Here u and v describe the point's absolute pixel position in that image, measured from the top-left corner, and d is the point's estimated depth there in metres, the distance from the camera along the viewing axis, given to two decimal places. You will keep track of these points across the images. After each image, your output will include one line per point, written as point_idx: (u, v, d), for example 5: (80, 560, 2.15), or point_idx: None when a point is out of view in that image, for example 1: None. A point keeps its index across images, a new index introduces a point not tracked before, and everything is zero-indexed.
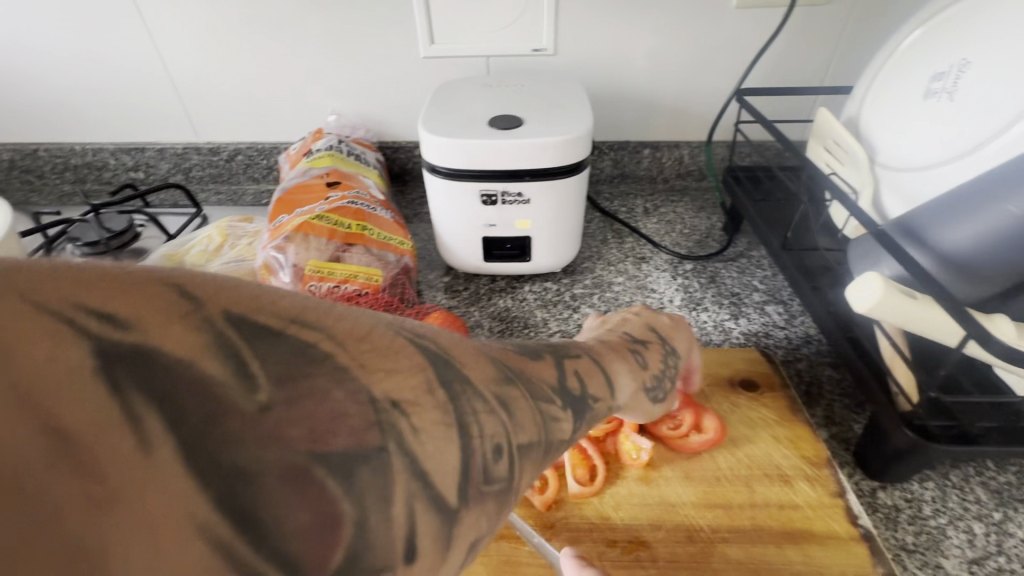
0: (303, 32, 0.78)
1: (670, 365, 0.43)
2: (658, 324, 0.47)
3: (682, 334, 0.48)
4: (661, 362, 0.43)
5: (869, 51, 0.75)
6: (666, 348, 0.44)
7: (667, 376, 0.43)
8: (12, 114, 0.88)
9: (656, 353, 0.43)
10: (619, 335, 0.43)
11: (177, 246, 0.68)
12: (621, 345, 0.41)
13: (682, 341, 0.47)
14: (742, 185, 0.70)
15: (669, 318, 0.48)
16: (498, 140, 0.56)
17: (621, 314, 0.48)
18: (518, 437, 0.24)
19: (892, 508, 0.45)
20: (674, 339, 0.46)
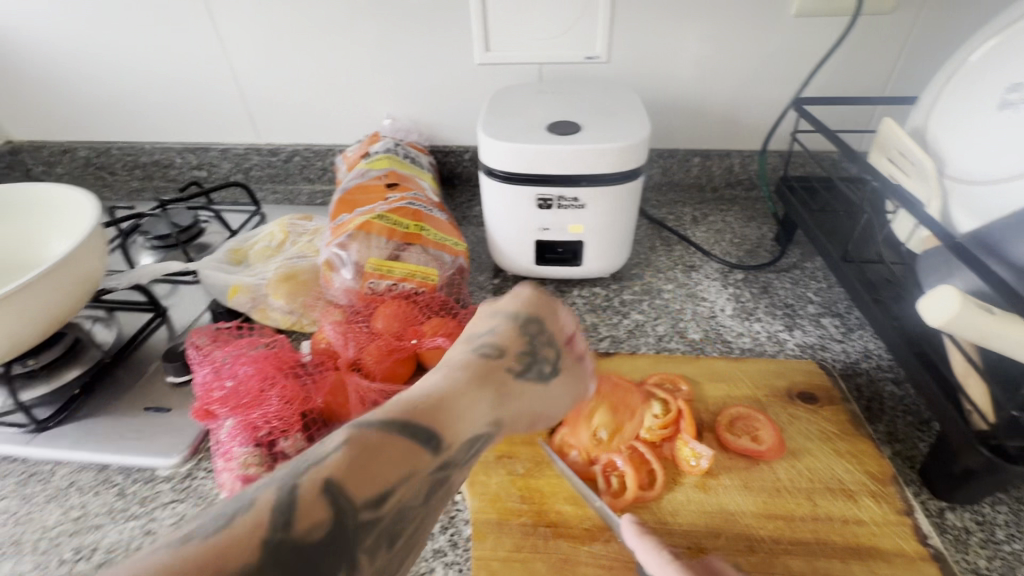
0: (363, 40, 0.81)
1: (547, 348, 0.43)
2: (512, 308, 0.45)
3: (549, 313, 0.45)
4: (529, 353, 0.42)
5: (934, 61, 0.73)
6: (535, 337, 0.43)
7: (546, 361, 0.42)
8: (90, 114, 0.94)
9: (516, 342, 0.41)
10: (468, 343, 0.41)
11: (242, 242, 0.71)
12: (469, 361, 0.39)
13: (551, 325, 0.45)
14: (797, 195, 0.69)
15: (524, 298, 0.46)
16: (557, 145, 0.57)
17: (488, 310, 0.45)
18: (421, 476, 0.30)
19: (962, 530, 0.43)
20: (540, 321, 0.44)
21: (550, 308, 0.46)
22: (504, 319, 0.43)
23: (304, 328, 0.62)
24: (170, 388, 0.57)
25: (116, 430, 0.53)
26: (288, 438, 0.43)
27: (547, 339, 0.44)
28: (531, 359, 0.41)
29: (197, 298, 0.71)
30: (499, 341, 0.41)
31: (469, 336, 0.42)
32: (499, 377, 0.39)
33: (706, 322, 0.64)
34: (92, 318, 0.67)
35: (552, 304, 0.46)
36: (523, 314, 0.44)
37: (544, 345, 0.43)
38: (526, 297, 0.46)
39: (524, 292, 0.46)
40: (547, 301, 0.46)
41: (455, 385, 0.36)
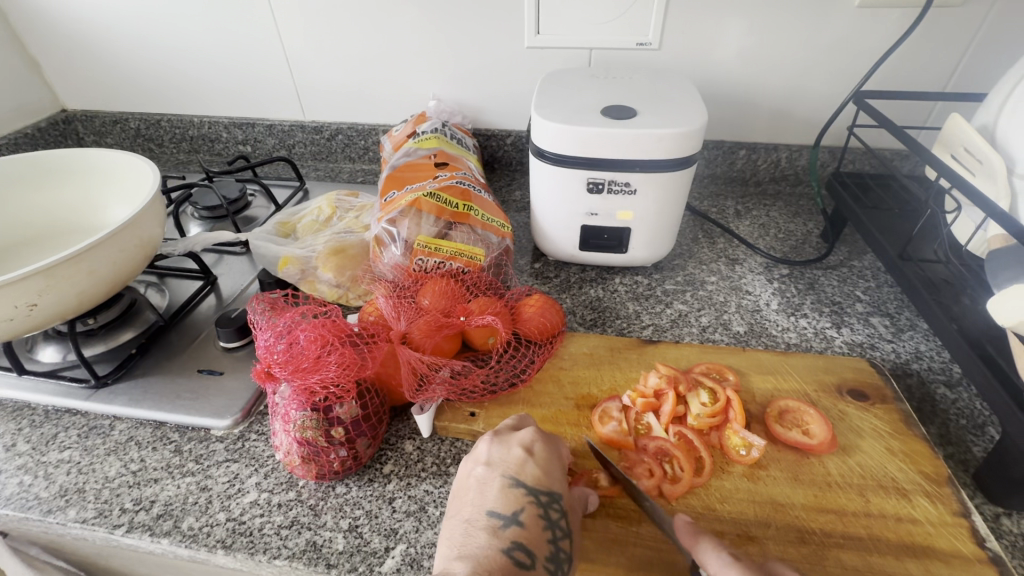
0: (414, 19, 0.81)
1: (562, 528, 0.39)
2: (521, 472, 0.41)
3: (556, 472, 0.42)
4: (547, 545, 0.38)
5: (1004, 58, 0.70)
6: (550, 516, 0.40)
7: (563, 552, 0.38)
8: (142, 86, 0.96)
9: (538, 535, 0.39)
10: (493, 531, 0.38)
11: (289, 215, 0.72)
12: (495, 566, 0.37)
13: (554, 484, 0.41)
14: (850, 191, 0.68)
15: (534, 458, 0.42)
16: (612, 129, 0.57)
17: (483, 472, 0.42)
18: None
19: (1019, 536, 0.42)
20: (548, 488, 0.41)
21: (557, 461, 0.43)
22: (518, 491, 0.40)
23: (350, 302, 0.63)
24: (222, 353, 0.59)
25: (172, 390, 0.54)
26: (343, 404, 0.44)
27: (562, 518, 0.40)
28: (545, 554, 0.38)
29: (244, 268, 0.73)
30: (524, 534, 0.39)
31: (474, 518, 0.39)
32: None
33: (750, 315, 0.64)
34: (145, 283, 0.69)
35: (557, 458, 0.43)
36: (533, 489, 0.41)
37: (561, 533, 0.39)
38: (538, 456, 0.42)
39: (531, 446, 0.43)
40: (550, 453, 0.44)
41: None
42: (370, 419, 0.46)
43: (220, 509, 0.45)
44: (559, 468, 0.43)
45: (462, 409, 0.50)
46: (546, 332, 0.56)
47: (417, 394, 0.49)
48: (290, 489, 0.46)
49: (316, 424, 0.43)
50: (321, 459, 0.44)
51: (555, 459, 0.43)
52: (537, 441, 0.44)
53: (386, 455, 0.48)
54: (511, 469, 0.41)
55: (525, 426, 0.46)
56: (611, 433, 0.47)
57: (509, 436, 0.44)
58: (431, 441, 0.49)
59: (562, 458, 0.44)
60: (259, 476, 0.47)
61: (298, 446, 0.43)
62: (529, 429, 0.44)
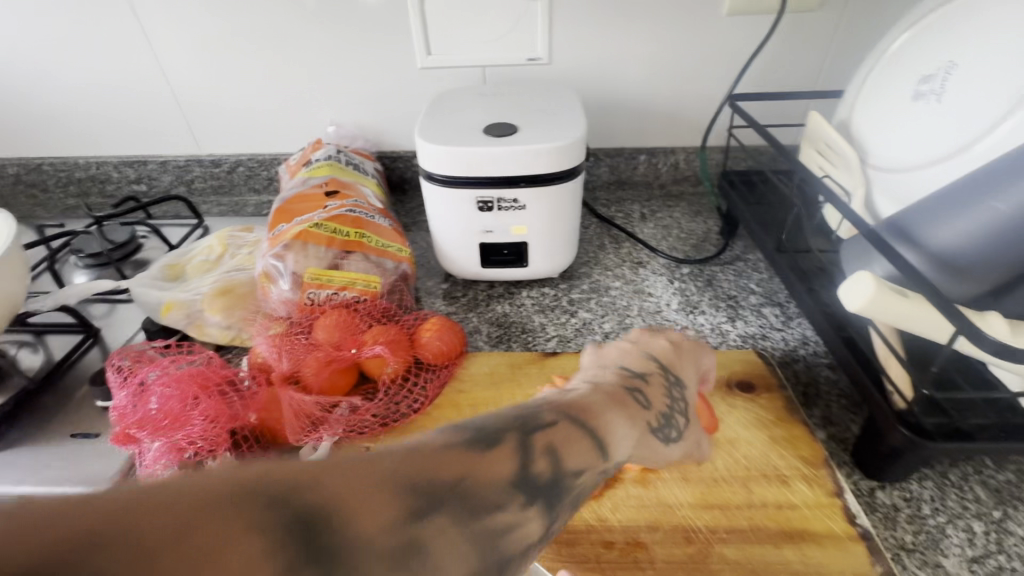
0: (302, 45, 0.79)
1: (676, 395, 0.41)
2: (658, 351, 0.44)
3: (688, 363, 0.45)
4: (664, 400, 0.39)
5: (861, 56, 0.76)
6: (672, 392, 0.41)
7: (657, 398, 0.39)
8: (17, 130, 0.90)
9: (642, 384, 0.39)
10: (620, 374, 0.39)
11: (177, 256, 0.68)
12: (610, 395, 0.36)
13: (688, 374, 0.44)
14: (736, 189, 0.71)
15: (638, 343, 0.44)
16: (492, 146, 0.57)
17: (630, 347, 0.44)
18: (471, 527, 0.24)
19: (891, 508, 0.44)
20: (645, 363, 0.42)
21: (694, 359, 0.46)
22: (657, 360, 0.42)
23: (243, 343, 0.60)
24: (99, 413, 0.55)
25: (39, 460, 0.50)
26: (215, 458, 0.41)
27: (669, 382, 0.41)
28: (662, 407, 0.38)
29: (133, 317, 0.68)
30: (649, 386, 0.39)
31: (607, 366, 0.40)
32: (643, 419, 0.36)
33: (651, 317, 0.65)
34: (17, 343, 0.63)
35: (695, 357, 0.46)
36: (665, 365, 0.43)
37: (660, 391, 0.40)
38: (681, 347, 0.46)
39: (676, 340, 0.46)
40: (689, 351, 0.46)
41: (594, 402, 0.34)
42: None
43: None
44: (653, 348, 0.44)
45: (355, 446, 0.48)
46: (444, 355, 0.55)
47: (304, 437, 0.47)
48: None
49: None
50: None
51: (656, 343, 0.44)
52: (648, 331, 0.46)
53: None
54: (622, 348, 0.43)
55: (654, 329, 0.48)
56: None
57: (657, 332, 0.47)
58: None
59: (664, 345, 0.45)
60: None
61: None
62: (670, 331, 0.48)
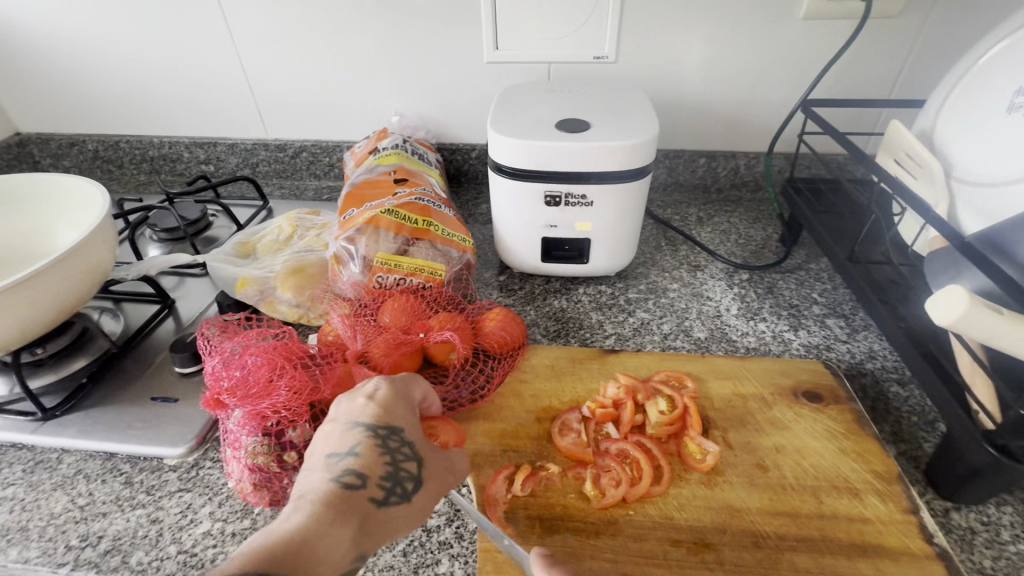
0: (372, 35, 0.81)
1: (404, 453, 0.39)
2: (362, 414, 0.40)
3: (399, 411, 0.42)
4: (385, 468, 0.38)
5: (942, 65, 0.73)
6: (390, 446, 0.39)
7: (403, 472, 0.38)
8: (98, 108, 0.95)
9: (374, 462, 0.37)
10: (326, 467, 0.37)
11: (249, 235, 0.71)
12: (326, 496, 0.35)
13: (398, 420, 0.41)
14: (803, 196, 0.69)
15: (376, 402, 0.41)
16: (565, 142, 0.57)
17: (329, 425, 0.40)
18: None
19: (967, 530, 0.43)
20: (388, 422, 0.40)
21: (404, 402, 0.43)
22: (362, 426, 0.39)
23: (311, 322, 0.62)
24: (177, 379, 0.57)
25: (124, 420, 0.53)
26: (296, 428, 0.43)
27: (403, 447, 0.39)
28: (382, 475, 0.37)
29: (204, 290, 0.71)
30: (358, 462, 0.37)
31: (318, 456, 0.38)
32: (360, 504, 0.35)
33: (711, 321, 0.65)
34: (99, 309, 0.67)
35: (404, 399, 0.43)
36: (373, 426, 0.40)
37: (403, 457, 0.39)
38: (379, 399, 0.42)
39: (376, 391, 0.42)
40: (397, 395, 0.43)
41: (307, 526, 0.32)
42: None
43: (171, 542, 0.43)
44: (405, 406, 0.42)
45: None
46: (507, 345, 0.56)
47: None
48: (245, 517, 0.45)
49: (268, 450, 0.42)
50: (273, 486, 0.43)
51: (401, 400, 0.42)
52: (380, 384, 0.43)
53: None
54: (354, 413, 0.41)
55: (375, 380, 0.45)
56: (570, 447, 0.47)
57: (358, 388, 0.43)
58: None
59: (410, 400, 0.43)
60: (213, 505, 0.46)
61: (249, 473, 0.42)
62: (375, 378, 0.43)
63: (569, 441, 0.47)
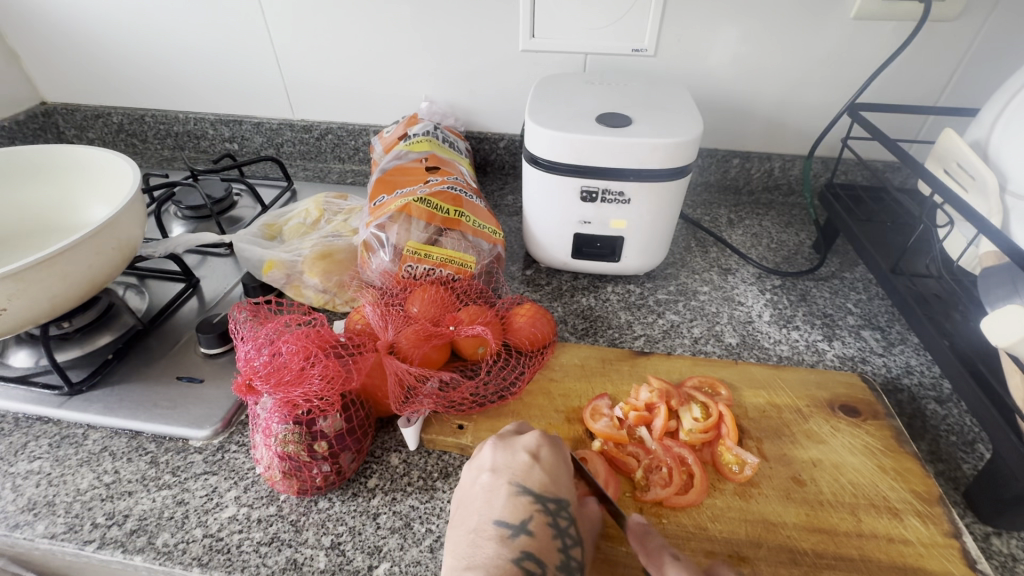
0: (406, 18, 0.79)
1: (572, 536, 0.39)
2: (528, 478, 0.40)
3: (562, 477, 0.42)
4: (557, 554, 0.38)
5: (996, 73, 0.70)
6: (559, 525, 0.39)
7: (574, 561, 0.38)
8: (125, 81, 0.94)
9: (548, 545, 0.38)
10: (501, 542, 0.38)
11: (275, 216, 0.70)
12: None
13: (562, 490, 0.41)
14: (843, 202, 0.67)
15: (540, 464, 0.42)
16: (606, 136, 0.56)
17: (489, 479, 0.41)
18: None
19: (1008, 557, 0.42)
20: (556, 494, 0.40)
21: (563, 464, 0.43)
22: (527, 491, 0.40)
23: (336, 309, 0.61)
24: (202, 359, 0.57)
25: (149, 398, 0.52)
26: (327, 418, 0.42)
27: (572, 527, 0.39)
28: (556, 561, 0.38)
29: (228, 271, 0.71)
30: (533, 543, 0.38)
31: (482, 529, 0.39)
32: None
33: (742, 326, 0.63)
34: (125, 285, 0.67)
35: (563, 463, 0.42)
36: (541, 495, 0.40)
37: (572, 542, 0.39)
38: (544, 462, 0.42)
39: (531, 448, 0.42)
40: (556, 457, 0.43)
41: None
42: (355, 433, 0.44)
43: (197, 525, 0.43)
44: (564, 469, 0.42)
45: (450, 422, 0.49)
46: (537, 343, 0.55)
47: (404, 406, 0.48)
48: (270, 504, 0.45)
49: (298, 438, 0.41)
50: (302, 474, 0.42)
51: (559, 461, 0.42)
52: (536, 440, 0.43)
53: (371, 468, 0.47)
54: (518, 476, 0.41)
55: (528, 431, 0.45)
56: (604, 429, 0.47)
57: (514, 441, 0.43)
58: (418, 454, 0.48)
59: (567, 459, 0.43)
60: (239, 490, 0.46)
61: (279, 460, 0.42)
62: (533, 434, 0.44)
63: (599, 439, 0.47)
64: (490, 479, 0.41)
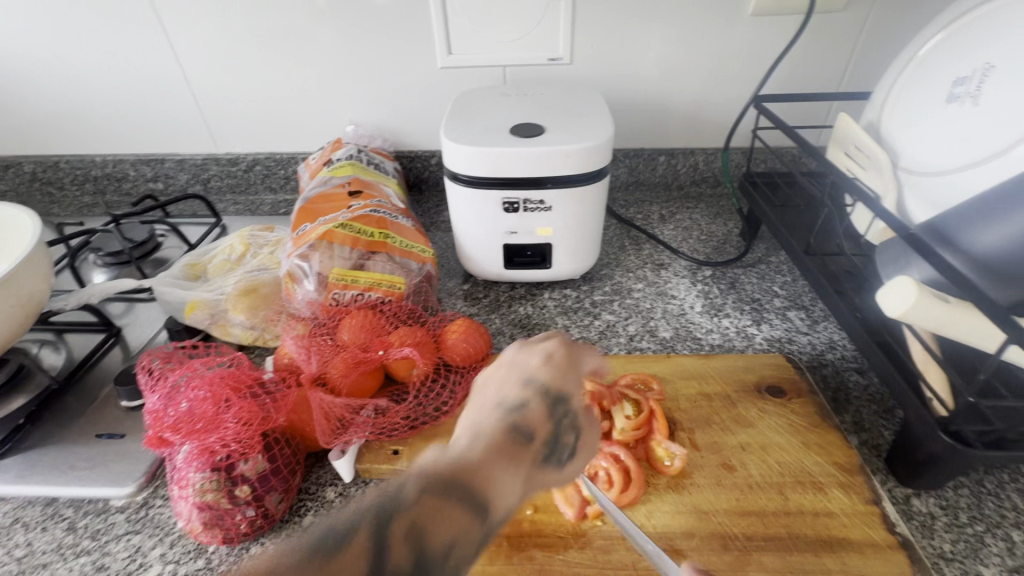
0: (322, 43, 0.79)
1: (568, 430, 0.32)
2: (536, 371, 0.34)
3: (572, 380, 0.35)
4: (550, 444, 0.31)
5: (887, 57, 0.75)
6: (559, 418, 0.32)
7: (567, 441, 0.31)
8: (34, 128, 0.89)
9: (540, 426, 0.31)
10: (495, 416, 0.31)
11: (199, 255, 0.68)
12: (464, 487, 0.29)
13: (571, 387, 0.34)
14: (760, 191, 0.70)
15: (553, 361, 0.36)
16: (517, 147, 0.56)
17: (500, 371, 0.35)
18: (443, 543, 0.24)
19: (927, 516, 0.44)
20: (559, 387, 0.34)
21: (576, 367, 0.36)
22: (536, 385, 0.33)
23: (267, 343, 0.60)
24: (124, 412, 0.54)
25: (65, 461, 0.50)
26: (248, 461, 0.41)
27: (571, 412, 0.33)
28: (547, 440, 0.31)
29: (154, 315, 0.68)
30: (529, 427, 0.31)
31: (483, 408, 0.32)
32: (523, 462, 0.29)
33: (676, 319, 0.65)
34: (39, 341, 0.63)
35: (579, 364, 0.36)
36: (545, 384, 0.34)
37: (567, 423, 0.32)
38: (558, 360, 0.36)
39: (554, 351, 0.36)
40: (572, 362, 0.36)
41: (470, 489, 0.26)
42: (281, 472, 0.43)
43: None
44: (579, 372, 0.36)
45: (384, 448, 0.48)
46: (471, 357, 0.55)
47: (334, 438, 0.46)
48: (198, 557, 0.43)
49: (217, 486, 0.40)
50: (226, 522, 0.41)
51: (575, 364, 0.36)
52: (559, 346, 0.37)
53: (305, 506, 0.46)
54: (528, 369, 0.35)
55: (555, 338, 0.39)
56: None
57: (532, 343, 0.37)
58: (354, 485, 0.47)
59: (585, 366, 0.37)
60: (164, 546, 0.44)
61: (198, 512, 0.40)
62: (553, 338, 0.38)
63: None
64: (502, 371, 0.35)
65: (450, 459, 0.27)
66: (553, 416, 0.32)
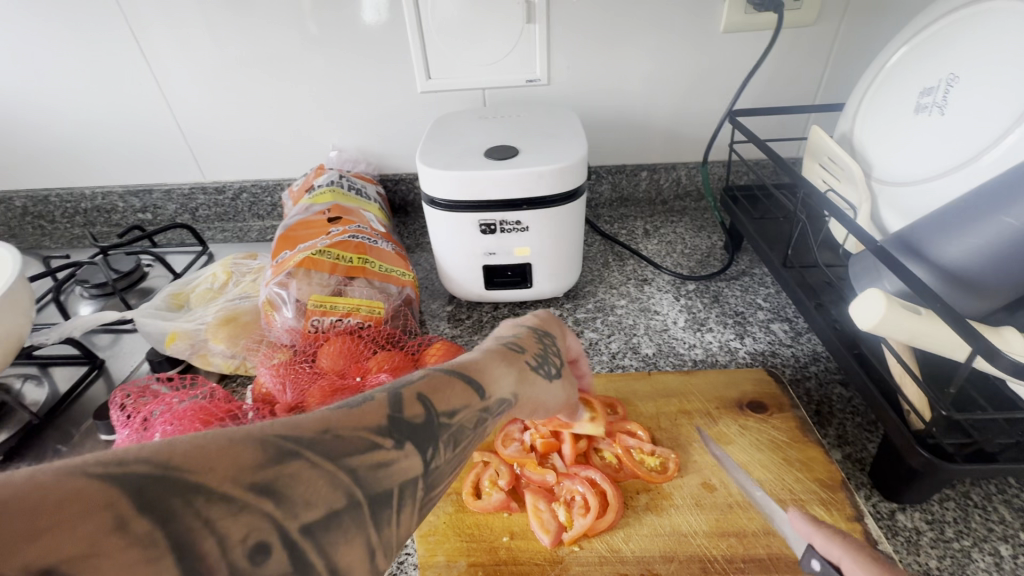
0: (304, 73, 0.80)
1: (442, 422, 0.31)
2: (469, 362, 0.37)
3: (498, 374, 0.37)
4: (413, 428, 0.30)
5: (860, 68, 0.76)
6: (450, 414, 0.32)
7: (434, 436, 0.31)
8: (24, 164, 0.91)
9: (415, 410, 0.31)
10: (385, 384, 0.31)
11: (181, 285, 0.68)
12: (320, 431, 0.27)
13: (491, 383, 0.36)
14: (740, 204, 0.70)
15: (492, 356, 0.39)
16: (490, 170, 0.57)
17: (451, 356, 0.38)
18: (302, 517, 0.24)
19: (913, 531, 0.43)
20: (479, 380, 0.36)
21: (507, 362, 0.39)
22: (456, 371, 0.35)
23: (248, 371, 0.60)
24: (104, 447, 0.54)
25: None
26: None
27: (469, 408, 0.33)
28: (410, 430, 0.29)
29: (138, 345, 0.68)
30: (417, 403, 0.31)
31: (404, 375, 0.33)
32: (375, 438, 0.28)
33: (658, 335, 0.65)
34: (23, 375, 0.63)
35: (510, 359, 0.39)
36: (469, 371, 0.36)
37: (455, 414, 0.32)
38: (497, 356, 0.39)
39: (493, 349, 0.40)
40: (504, 357, 0.39)
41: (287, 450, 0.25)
42: None
43: None
44: (504, 371, 0.38)
45: None
46: None
47: None
48: None
49: None
50: None
51: (503, 362, 0.39)
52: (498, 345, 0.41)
53: None
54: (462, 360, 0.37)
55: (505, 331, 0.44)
56: (513, 453, 0.49)
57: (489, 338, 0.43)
58: None
59: (511, 355, 0.40)
60: None
61: None
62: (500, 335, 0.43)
63: (507, 463, 0.48)
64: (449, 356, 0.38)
65: (355, 440, 0.27)
66: (458, 408, 0.33)
